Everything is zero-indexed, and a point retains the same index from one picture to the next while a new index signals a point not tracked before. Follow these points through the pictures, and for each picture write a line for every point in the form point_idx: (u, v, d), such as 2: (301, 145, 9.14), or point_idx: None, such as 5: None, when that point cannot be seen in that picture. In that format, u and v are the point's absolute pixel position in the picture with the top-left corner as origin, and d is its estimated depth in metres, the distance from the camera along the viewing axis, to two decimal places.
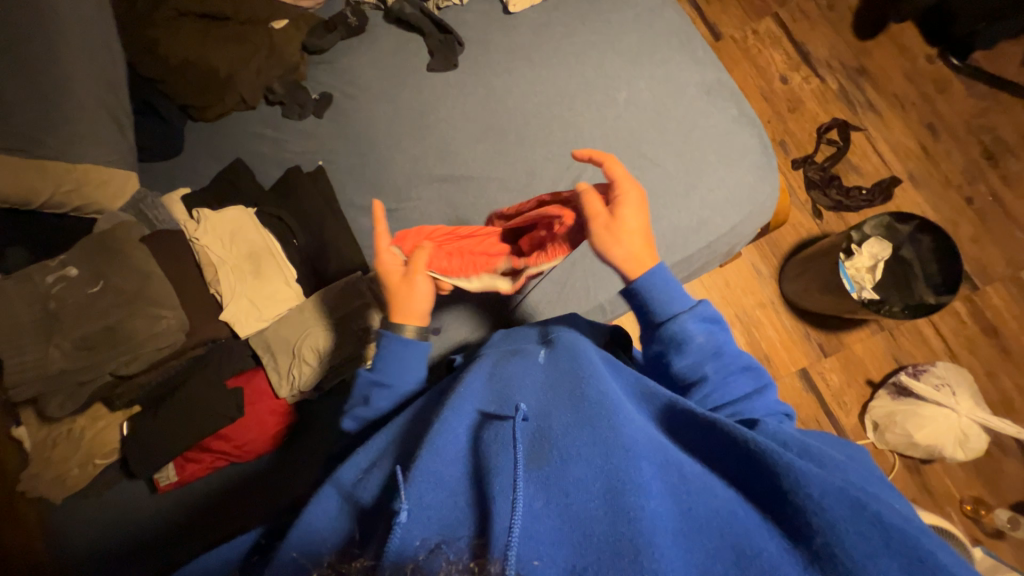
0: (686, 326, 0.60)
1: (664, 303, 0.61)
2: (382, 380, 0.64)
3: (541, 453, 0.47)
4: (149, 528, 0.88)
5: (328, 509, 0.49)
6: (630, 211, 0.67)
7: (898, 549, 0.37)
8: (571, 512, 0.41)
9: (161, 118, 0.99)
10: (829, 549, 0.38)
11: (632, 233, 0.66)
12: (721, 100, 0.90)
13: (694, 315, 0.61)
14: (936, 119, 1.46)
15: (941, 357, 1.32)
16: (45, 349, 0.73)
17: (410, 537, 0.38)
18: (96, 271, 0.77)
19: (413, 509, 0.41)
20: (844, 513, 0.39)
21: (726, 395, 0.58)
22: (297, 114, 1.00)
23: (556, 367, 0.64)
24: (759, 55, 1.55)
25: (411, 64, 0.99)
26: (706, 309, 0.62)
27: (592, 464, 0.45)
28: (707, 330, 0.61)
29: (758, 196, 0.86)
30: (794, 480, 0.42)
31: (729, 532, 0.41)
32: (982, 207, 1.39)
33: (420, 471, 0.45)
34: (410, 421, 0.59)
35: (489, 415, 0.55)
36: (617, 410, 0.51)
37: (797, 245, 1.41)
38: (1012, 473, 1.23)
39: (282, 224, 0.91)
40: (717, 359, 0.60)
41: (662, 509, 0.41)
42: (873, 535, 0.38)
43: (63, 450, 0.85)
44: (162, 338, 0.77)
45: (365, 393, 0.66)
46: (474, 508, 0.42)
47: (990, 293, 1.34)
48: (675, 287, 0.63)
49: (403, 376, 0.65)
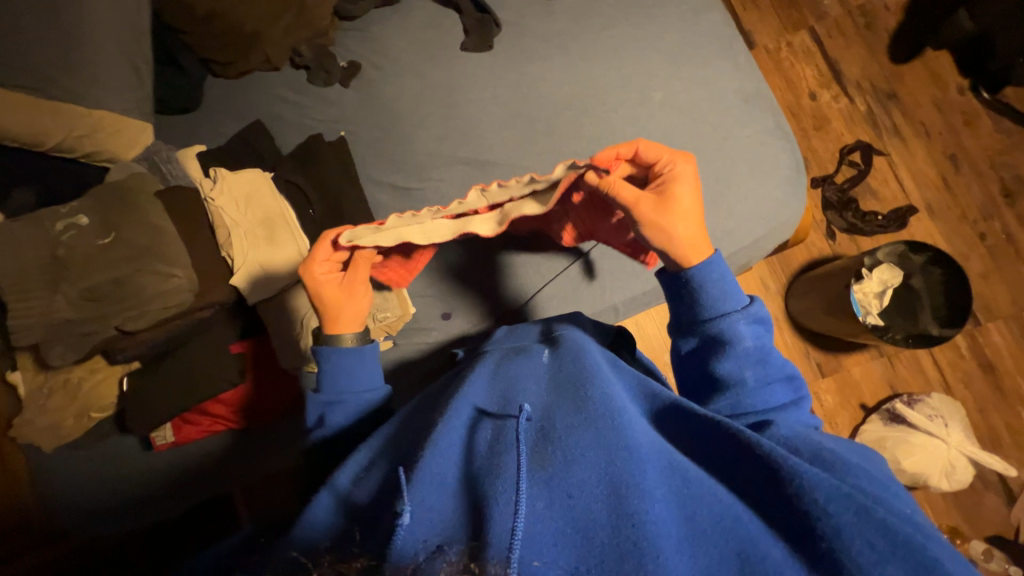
0: (735, 326, 0.59)
1: (717, 301, 0.60)
2: (334, 397, 0.65)
3: (544, 453, 0.46)
4: (140, 484, 0.88)
5: (320, 510, 0.49)
6: (685, 187, 0.64)
7: (903, 558, 0.38)
8: (574, 514, 0.41)
9: (182, 70, 0.96)
10: (832, 555, 0.39)
11: (687, 215, 0.63)
12: (757, 110, 0.89)
13: (745, 316, 0.60)
14: (959, 152, 1.46)
15: (936, 388, 1.33)
16: (51, 296, 0.72)
17: (413, 539, 0.38)
18: (107, 222, 0.75)
19: (415, 512, 0.41)
20: (849, 520, 0.40)
21: (761, 401, 0.57)
22: (322, 80, 0.97)
23: (559, 363, 0.63)
24: (791, 68, 1.53)
25: (444, 40, 0.97)
26: (756, 309, 0.61)
27: (595, 466, 0.44)
28: (754, 331, 0.60)
29: (785, 211, 0.86)
30: (799, 485, 0.42)
31: (733, 536, 0.41)
32: (993, 244, 1.40)
33: (422, 472, 0.45)
34: (405, 426, 0.60)
35: (489, 414, 0.55)
36: (621, 411, 0.51)
37: (808, 263, 1.41)
38: (991, 508, 1.26)
39: (299, 192, 0.89)
40: (758, 364, 0.58)
41: (666, 514, 0.41)
42: (882, 545, 0.39)
43: (59, 399, 0.84)
44: (171, 297, 0.76)
45: (320, 417, 0.65)
46: (475, 509, 0.42)
47: (992, 330, 1.35)
48: (727, 285, 0.62)
49: (352, 388, 0.66)
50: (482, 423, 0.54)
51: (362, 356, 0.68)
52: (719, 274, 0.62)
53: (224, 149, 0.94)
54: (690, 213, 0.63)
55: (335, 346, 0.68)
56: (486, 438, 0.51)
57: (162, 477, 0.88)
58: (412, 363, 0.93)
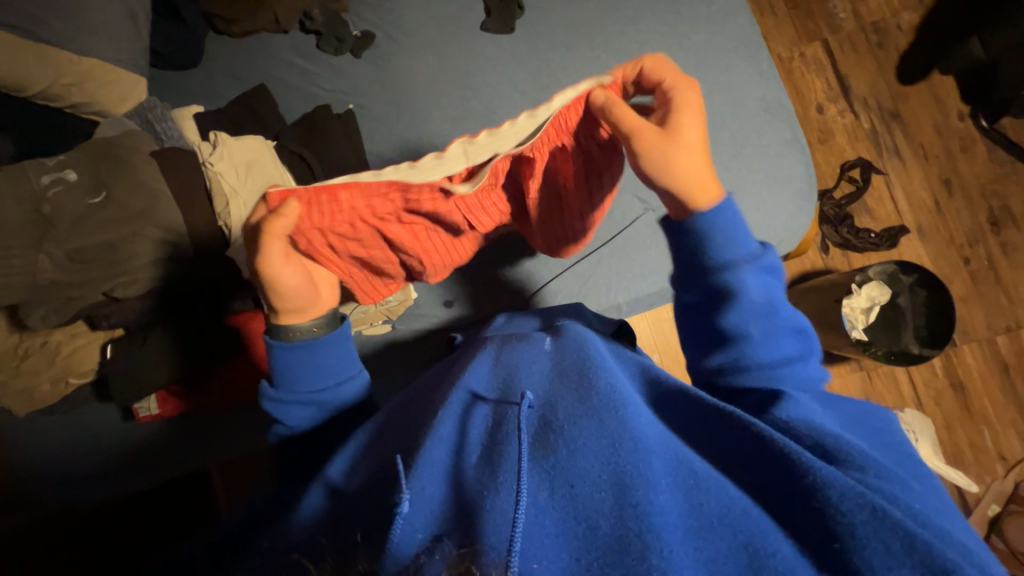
0: (745, 275, 0.59)
1: (728, 247, 0.60)
2: (289, 395, 0.64)
3: (547, 442, 0.45)
4: (119, 453, 0.86)
5: (312, 503, 0.48)
6: (687, 115, 0.63)
7: (917, 556, 0.37)
8: (576, 503, 0.39)
9: (182, 22, 0.91)
10: (844, 555, 0.38)
11: (687, 138, 0.62)
12: (776, 120, 0.89)
13: (754, 265, 0.60)
14: (954, 177, 1.49)
15: (909, 404, 1.39)
16: (33, 256, 0.66)
17: (411, 532, 0.36)
18: (99, 181, 0.70)
19: (414, 499, 0.39)
20: (864, 518, 0.39)
21: (768, 352, 0.58)
22: (333, 48, 0.93)
23: (561, 350, 0.62)
24: (802, 79, 1.53)
25: (465, 18, 0.93)
26: (765, 260, 0.61)
27: (599, 454, 0.43)
28: (761, 281, 0.60)
29: (795, 224, 0.86)
30: (814, 482, 0.41)
31: (741, 530, 0.39)
32: (976, 269, 1.45)
33: (423, 460, 0.44)
34: (406, 414, 0.59)
35: (485, 400, 0.55)
36: (626, 402, 0.49)
37: (799, 275, 1.44)
38: None
39: (303, 164, 0.85)
40: (767, 317, 0.59)
41: (671, 505, 0.39)
42: (898, 548, 0.37)
43: (34, 363, 0.78)
44: (169, 265, 0.73)
45: (278, 413, 0.65)
46: (473, 500, 0.40)
47: (966, 352, 1.41)
48: (736, 229, 0.61)
49: (309, 386, 0.64)
50: (481, 409, 0.53)
51: (325, 347, 0.64)
52: (731, 222, 0.61)
53: (225, 112, 0.89)
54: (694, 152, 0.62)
55: (285, 340, 0.64)
56: (485, 425, 0.50)
57: (143, 448, 0.86)
58: (412, 343, 0.93)
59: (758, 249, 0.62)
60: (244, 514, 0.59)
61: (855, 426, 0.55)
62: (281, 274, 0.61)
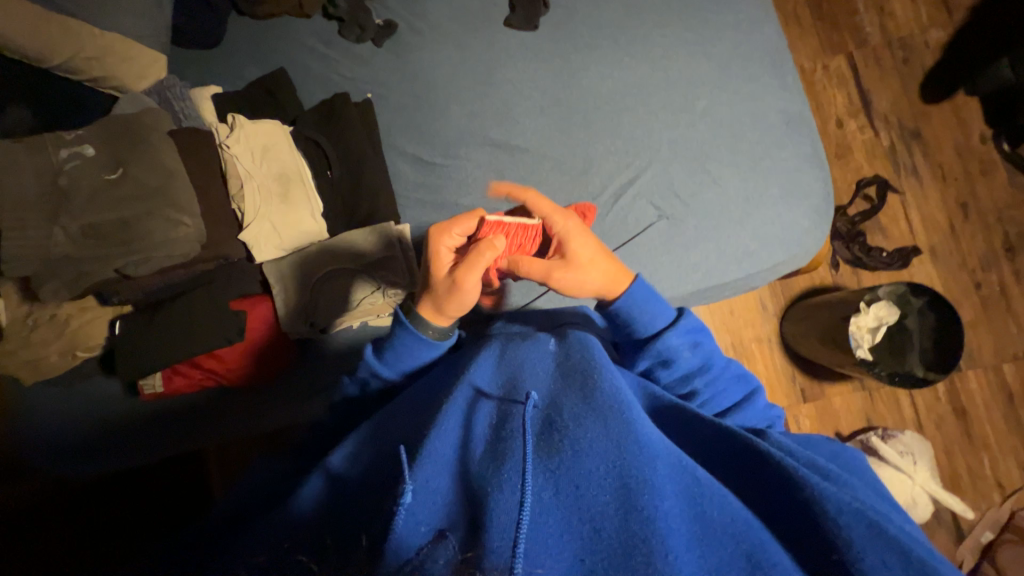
0: (670, 343, 0.63)
1: (648, 323, 0.64)
2: (381, 370, 0.66)
3: (552, 442, 0.44)
4: (120, 427, 0.87)
5: (312, 491, 0.48)
6: (579, 237, 0.70)
7: (915, 571, 0.37)
8: (582, 505, 0.39)
9: (204, 1, 0.90)
10: (842, 567, 0.39)
11: (592, 269, 0.67)
12: (798, 134, 0.88)
13: (678, 330, 0.63)
14: (971, 200, 1.48)
15: (909, 425, 1.38)
16: (49, 229, 0.67)
17: (415, 524, 0.37)
18: (117, 157, 0.70)
19: (417, 492, 0.39)
20: (862, 533, 0.40)
21: (718, 404, 0.64)
22: (354, 36, 0.92)
23: (566, 352, 0.61)
24: (823, 93, 1.51)
25: (489, 13, 0.92)
26: (689, 321, 0.65)
27: (605, 457, 0.42)
28: (689, 340, 0.64)
29: (809, 240, 0.86)
30: (812, 496, 0.42)
31: (744, 539, 0.40)
32: (987, 295, 1.43)
33: (426, 452, 0.44)
34: (403, 407, 0.60)
35: (490, 397, 0.54)
36: (631, 406, 0.48)
37: (808, 290, 1.43)
38: (941, 544, 1.32)
39: (319, 151, 0.86)
40: (704, 373, 0.64)
41: (676, 511, 0.40)
42: (894, 562, 0.38)
43: (42, 334, 0.79)
44: (178, 246, 0.72)
45: (366, 376, 0.68)
46: (477, 496, 0.40)
47: (970, 377, 1.40)
48: (655, 299, 0.65)
49: (405, 371, 0.67)
50: (485, 406, 0.52)
51: (433, 350, 0.66)
52: (643, 297, 0.65)
53: (243, 94, 0.89)
54: (598, 265, 0.68)
55: (418, 330, 0.65)
56: (490, 422, 0.49)
57: (144, 424, 0.87)
58: None
59: (676, 313, 0.66)
60: (240, 493, 0.59)
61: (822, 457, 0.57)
62: (473, 276, 0.64)
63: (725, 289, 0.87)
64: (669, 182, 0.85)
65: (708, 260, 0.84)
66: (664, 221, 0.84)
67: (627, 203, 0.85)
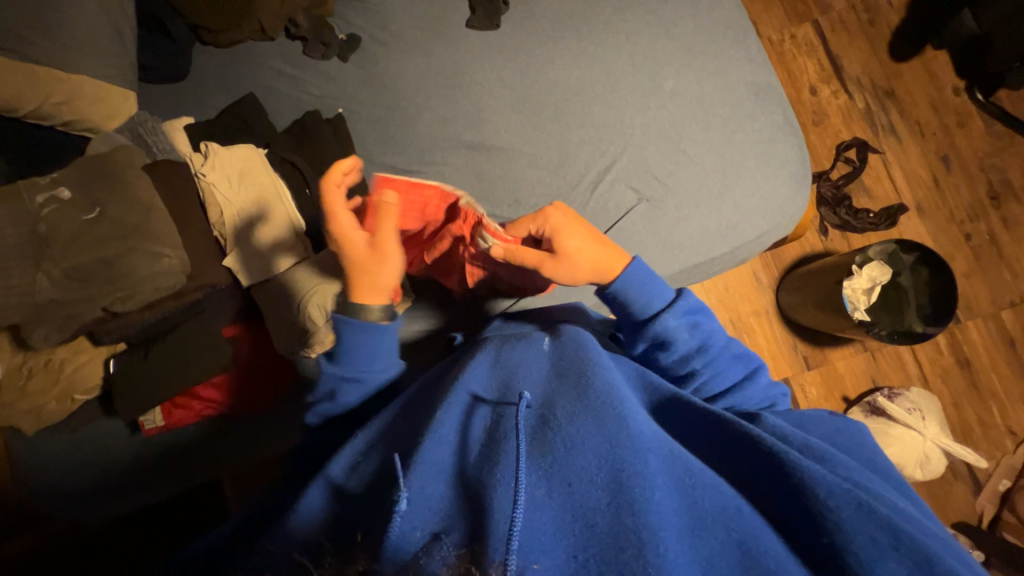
0: (667, 325, 0.65)
1: (645, 304, 0.66)
2: (349, 374, 0.66)
3: (544, 439, 0.45)
4: (125, 468, 0.86)
5: (312, 501, 0.48)
6: (572, 233, 0.69)
7: (904, 550, 0.38)
8: (574, 502, 0.40)
9: (168, 35, 0.91)
10: (833, 550, 0.40)
11: (578, 263, 0.68)
12: (769, 104, 0.88)
13: (675, 312, 0.65)
14: (951, 153, 1.48)
15: (915, 382, 1.38)
16: (33, 275, 0.67)
17: (410, 528, 0.38)
18: (92, 197, 0.70)
19: (412, 497, 0.40)
20: (850, 514, 0.40)
21: (718, 384, 0.66)
22: (320, 54, 0.93)
23: (560, 352, 0.62)
24: (793, 62, 1.52)
25: (450, 17, 0.93)
26: (685, 303, 0.67)
27: (597, 452, 0.43)
28: (686, 322, 0.66)
29: (790, 208, 0.86)
30: (803, 480, 0.43)
31: (736, 528, 0.41)
32: (977, 245, 1.44)
33: (421, 459, 0.44)
34: (403, 414, 0.59)
35: (485, 401, 0.54)
36: (623, 401, 0.50)
37: (799, 259, 1.43)
38: (959, 497, 1.32)
39: (295, 171, 0.86)
40: (703, 353, 0.66)
41: (669, 503, 0.40)
42: (885, 542, 0.39)
43: (38, 382, 0.79)
44: (162, 279, 0.72)
45: (334, 385, 0.68)
46: (471, 499, 0.40)
47: (971, 328, 1.40)
48: (651, 282, 0.67)
49: (369, 366, 0.67)
50: (481, 410, 0.53)
51: (384, 335, 0.66)
52: (640, 281, 0.67)
53: (215, 123, 0.89)
54: (589, 257, 0.68)
55: (358, 317, 0.65)
56: (485, 425, 0.50)
57: (149, 461, 0.86)
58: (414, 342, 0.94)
59: (674, 295, 0.68)
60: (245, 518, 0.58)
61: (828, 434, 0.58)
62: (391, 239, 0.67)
63: (712, 264, 0.87)
64: (646, 164, 0.86)
65: (692, 239, 0.85)
66: (645, 204, 0.85)
67: (606, 189, 0.85)
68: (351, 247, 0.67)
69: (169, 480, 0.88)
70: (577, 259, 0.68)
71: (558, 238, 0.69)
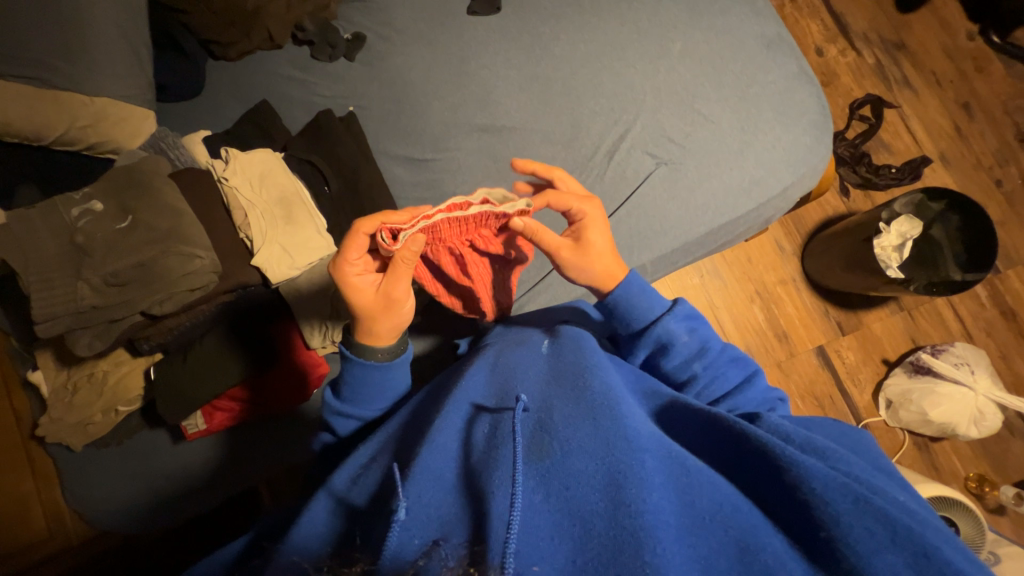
0: (670, 327, 0.66)
1: (645, 311, 0.67)
2: (346, 410, 0.70)
3: (542, 444, 0.45)
4: (167, 478, 0.87)
5: (317, 516, 0.50)
6: (597, 230, 0.71)
7: (900, 542, 0.38)
8: (572, 508, 0.39)
9: (181, 53, 0.93)
10: (831, 544, 0.39)
11: (598, 259, 0.69)
12: (781, 55, 0.87)
13: (675, 315, 0.66)
14: (972, 99, 1.44)
15: (959, 338, 1.33)
16: (74, 284, 0.68)
17: (409, 537, 0.37)
18: (124, 206, 0.72)
19: (411, 507, 0.40)
20: (848, 507, 0.40)
21: (716, 388, 0.66)
22: (328, 55, 0.95)
23: (559, 351, 0.62)
24: (796, 24, 1.49)
25: (452, 6, 0.94)
26: (683, 309, 0.68)
27: (592, 455, 0.42)
28: (685, 326, 0.67)
29: (813, 158, 0.84)
30: (798, 475, 0.42)
31: (733, 526, 0.40)
32: (1010, 190, 1.39)
33: (420, 467, 0.44)
34: (404, 425, 0.61)
35: (486, 408, 0.54)
36: (621, 402, 0.49)
37: (822, 222, 1.40)
38: (1018, 453, 1.26)
39: (313, 171, 0.87)
40: (702, 356, 0.66)
41: (665, 504, 0.39)
42: (882, 533, 0.39)
43: (85, 395, 0.82)
44: (196, 279, 0.73)
45: (334, 417, 0.72)
46: (472, 505, 0.40)
47: (1012, 277, 1.35)
48: (647, 292, 0.68)
49: (371, 402, 0.70)
50: (481, 418, 0.52)
51: (394, 371, 0.69)
52: (639, 288, 0.68)
53: (231, 132, 0.91)
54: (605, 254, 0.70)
55: (365, 358, 0.67)
56: (485, 432, 0.49)
57: (191, 469, 0.88)
58: (439, 341, 0.96)
59: (671, 301, 0.68)
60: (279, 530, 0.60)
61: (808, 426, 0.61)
62: (401, 290, 0.64)
63: (738, 225, 0.86)
64: (661, 128, 0.85)
65: (716, 199, 0.83)
66: (663, 167, 0.84)
67: (623, 156, 0.84)
68: (357, 297, 0.64)
69: (209, 490, 0.89)
70: (603, 255, 0.70)
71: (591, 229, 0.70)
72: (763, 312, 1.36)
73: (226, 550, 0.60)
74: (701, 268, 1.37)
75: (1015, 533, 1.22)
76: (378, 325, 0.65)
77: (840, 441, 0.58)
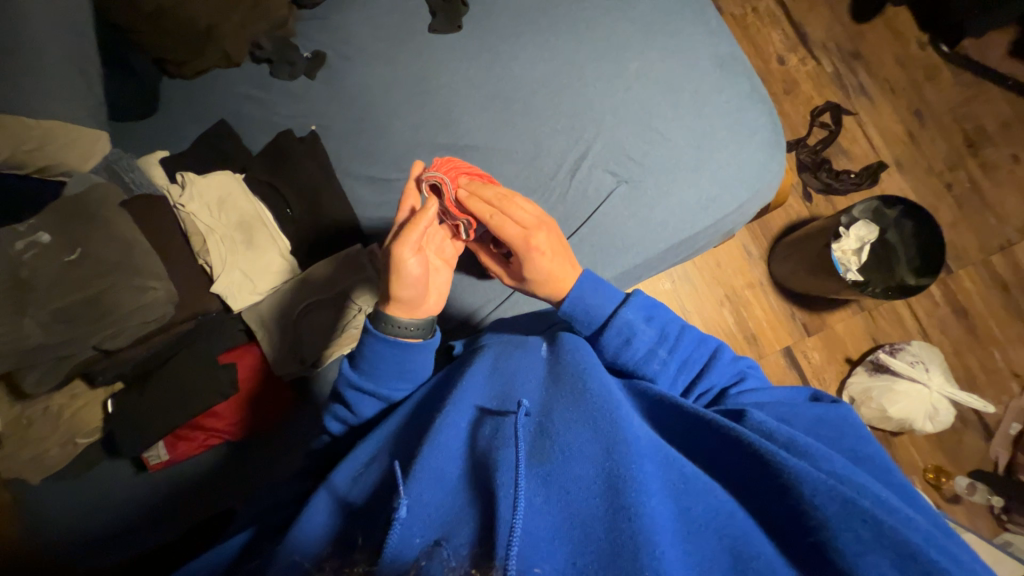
0: (628, 319, 0.63)
1: (598, 307, 0.64)
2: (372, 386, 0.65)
3: (542, 448, 0.45)
4: (126, 514, 0.84)
5: (319, 513, 0.50)
6: (550, 258, 0.65)
7: (884, 540, 0.37)
8: (572, 510, 0.40)
9: (132, 71, 0.90)
10: (820, 547, 0.39)
11: (545, 286, 0.67)
12: (733, 74, 0.90)
13: (630, 306, 0.64)
14: (924, 106, 1.50)
15: (915, 337, 1.38)
16: (16, 322, 0.67)
17: (409, 535, 0.38)
18: (70, 237, 0.71)
19: (412, 506, 0.41)
20: (836, 510, 0.39)
21: (688, 376, 0.65)
22: (286, 74, 0.94)
23: (557, 356, 0.63)
24: (758, 33, 1.53)
25: (412, 24, 0.94)
26: (639, 298, 0.66)
27: (592, 461, 0.43)
28: (644, 317, 0.64)
29: (765, 174, 0.87)
30: (789, 480, 0.41)
31: (727, 533, 0.40)
32: (959, 193, 1.45)
33: (422, 467, 0.45)
34: (407, 421, 0.60)
35: (489, 410, 0.54)
36: (619, 406, 0.50)
37: (787, 227, 1.44)
38: (971, 444, 1.33)
39: (273, 191, 0.86)
40: (665, 343, 0.63)
41: (663, 508, 0.39)
42: (866, 534, 0.38)
43: (39, 429, 0.79)
44: (150, 310, 0.73)
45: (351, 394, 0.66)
46: (475, 506, 0.41)
47: (963, 277, 1.41)
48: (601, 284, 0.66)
49: (389, 381, 0.65)
50: (484, 420, 0.53)
51: (415, 351, 0.64)
52: (595, 284, 0.66)
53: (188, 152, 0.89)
54: (554, 280, 0.66)
55: (389, 335, 0.63)
56: (488, 433, 0.50)
57: (150, 501, 0.85)
58: None
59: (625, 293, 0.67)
60: (250, 537, 0.60)
61: (820, 425, 0.55)
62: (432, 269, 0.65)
63: (698, 239, 0.88)
64: (621, 146, 0.86)
65: (675, 215, 0.85)
66: (623, 185, 0.85)
67: (585, 174, 0.86)
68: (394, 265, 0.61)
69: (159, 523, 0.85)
70: (549, 284, 0.67)
71: (537, 265, 0.65)
72: (733, 316, 1.40)
73: (228, 544, 0.60)
74: (673, 274, 1.40)
75: (970, 521, 1.28)
76: (401, 289, 0.60)
77: (817, 437, 0.54)
